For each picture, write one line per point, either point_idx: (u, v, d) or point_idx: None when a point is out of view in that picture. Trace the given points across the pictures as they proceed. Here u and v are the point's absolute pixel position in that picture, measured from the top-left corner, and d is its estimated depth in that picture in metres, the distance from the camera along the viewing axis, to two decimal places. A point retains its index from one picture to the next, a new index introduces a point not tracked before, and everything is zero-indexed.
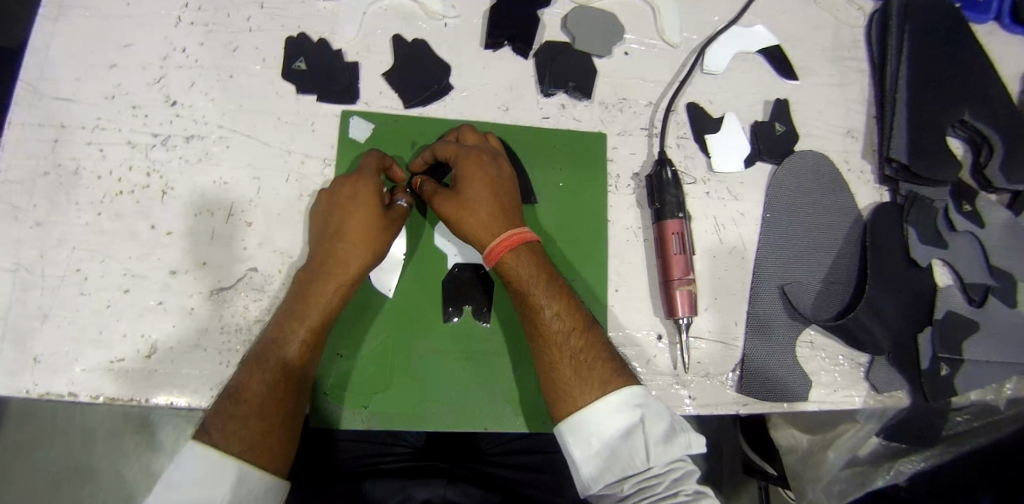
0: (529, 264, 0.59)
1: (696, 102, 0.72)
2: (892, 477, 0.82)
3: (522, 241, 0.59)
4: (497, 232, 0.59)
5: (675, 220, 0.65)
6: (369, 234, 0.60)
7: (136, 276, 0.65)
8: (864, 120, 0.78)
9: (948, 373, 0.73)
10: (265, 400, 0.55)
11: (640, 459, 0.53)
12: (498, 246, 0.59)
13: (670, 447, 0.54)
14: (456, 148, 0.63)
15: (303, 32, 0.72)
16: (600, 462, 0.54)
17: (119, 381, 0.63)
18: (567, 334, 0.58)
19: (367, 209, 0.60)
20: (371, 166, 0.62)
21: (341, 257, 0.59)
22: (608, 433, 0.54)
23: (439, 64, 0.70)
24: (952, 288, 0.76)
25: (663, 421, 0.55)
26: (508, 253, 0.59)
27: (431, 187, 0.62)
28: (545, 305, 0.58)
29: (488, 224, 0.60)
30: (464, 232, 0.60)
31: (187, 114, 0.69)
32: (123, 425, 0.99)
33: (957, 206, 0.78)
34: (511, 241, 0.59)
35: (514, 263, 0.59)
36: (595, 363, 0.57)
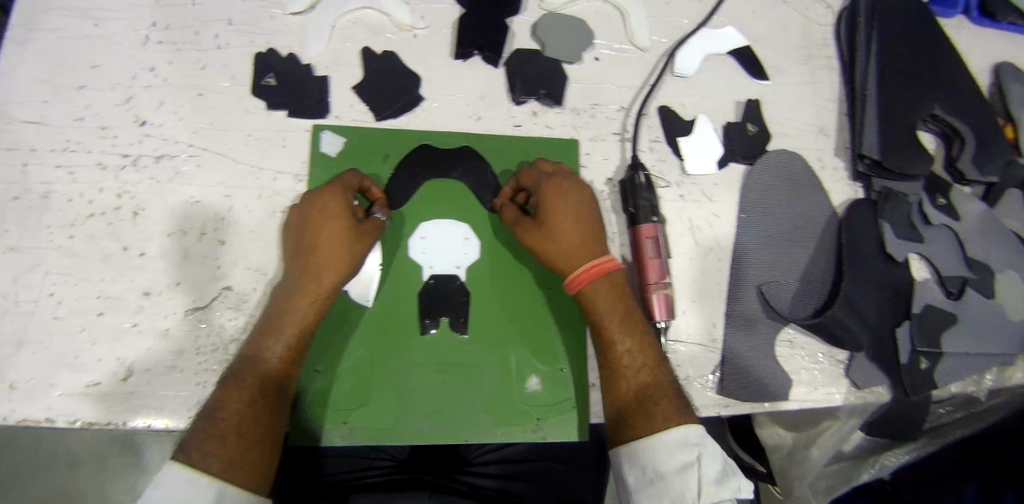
0: (609, 296, 0.61)
1: (667, 105, 0.73)
2: (877, 471, 0.84)
3: (606, 272, 0.61)
4: (582, 261, 0.61)
5: (649, 224, 0.65)
6: (343, 246, 0.59)
7: (110, 299, 0.64)
8: (836, 118, 0.79)
9: (927, 366, 0.73)
10: (245, 417, 0.54)
11: (692, 495, 0.54)
12: (584, 277, 0.60)
13: (722, 487, 0.55)
14: (538, 177, 0.64)
15: (271, 47, 0.71)
16: (651, 490, 0.56)
17: (96, 405, 0.62)
18: (638, 369, 0.60)
19: (337, 221, 0.60)
20: (349, 179, 0.63)
21: (316, 270, 0.59)
22: (664, 464, 0.55)
23: (408, 74, 0.70)
24: (929, 280, 0.77)
25: (718, 463, 0.56)
26: (592, 284, 0.60)
27: (515, 217, 0.63)
28: (620, 338, 0.61)
29: (574, 253, 0.61)
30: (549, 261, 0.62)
31: (157, 134, 0.69)
32: (107, 447, 0.98)
33: (931, 199, 0.79)
34: (594, 271, 0.60)
35: (597, 293, 0.61)
36: (661, 397, 0.59)
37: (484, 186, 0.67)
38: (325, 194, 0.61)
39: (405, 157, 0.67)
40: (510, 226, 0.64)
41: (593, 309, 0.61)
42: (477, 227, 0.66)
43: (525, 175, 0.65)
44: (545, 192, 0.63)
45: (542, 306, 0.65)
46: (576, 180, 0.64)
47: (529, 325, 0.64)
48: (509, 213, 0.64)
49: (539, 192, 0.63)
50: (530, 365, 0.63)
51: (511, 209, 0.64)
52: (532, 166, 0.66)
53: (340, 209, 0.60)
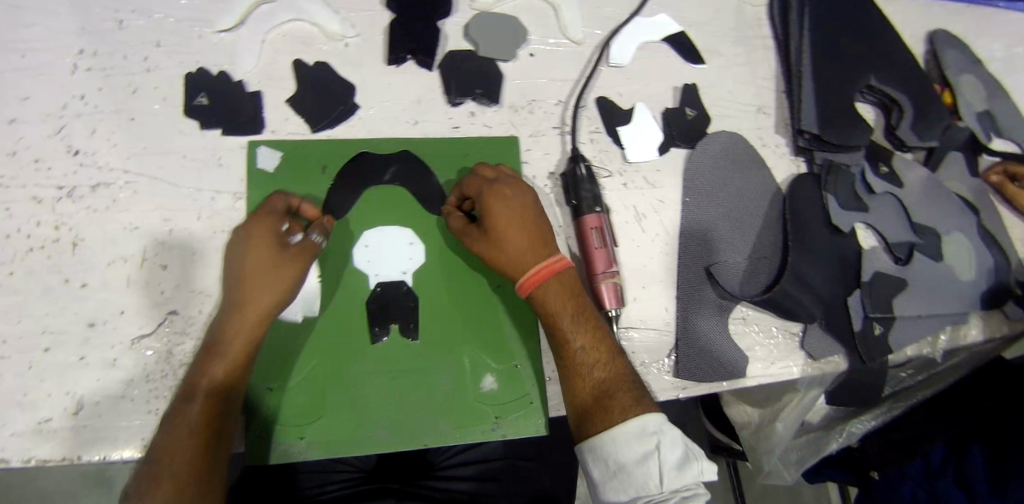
0: (560, 295, 0.60)
1: (605, 95, 0.73)
2: (844, 440, 0.85)
3: (555, 273, 0.60)
4: (529, 264, 0.60)
5: (593, 214, 0.65)
6: (278, 274, 0.59)
7: (55, 333, 0.62)
8: (774, 96, 0.80)
9: (881, 331, 0.74)
10: (189, 458, 0.53)
11: (654, 483, 0.55)
12: (535, 283, 0.59)
13: (682, 473, 0.56)
14: (479, 183, 0.63)
15: (202, 66, 0.70)
16: (614, 482, 0.57)
17: (49, 441, 0.59)
18: (593, 365, 0.60)
19: (262, 253, 0.59)
20: (275, 203, 0.62)
21: (252, 301, 0.58)
22: (625, 456, 0.56)
23: (342, 82, 0.70)
24: (878, 248, 0.77)
25: (678, 449, 0.57)
26: (540, 288, 0.60)
27: (464, 226, 0.62)
28: (574, 336, 0.60)
29: (522, 257, 0.60)
30: (498, 266, 0.61)
31: (91, 162, 0.67)
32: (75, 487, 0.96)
33: (873, 169, 0.80)
34: (543, 273, 0.59)
35: (549, 296, 0.60)
36: (618, 390, 0.59)
37: (426, 190, 0.67)
38: (252, 224, 0.60)
39: (345, 167, 0.67)
40: (460, 236, 0.63)
41: (546, 312, 0.60)
42: (422, 232, 0.66)
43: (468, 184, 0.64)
44: (490, 200, 0.62)
45: (493, 305, 0.65)
46: (517, 184, 0.63)
47: (481, 325, 0.64)
48: (456, 222, 0.63)
49: (482, 199, 0.62)
50: (485, 365, 0.63)
51: (457, 218, 0.63)
52: (472, 172, 0.65)
53: (265, 240, 0.59)
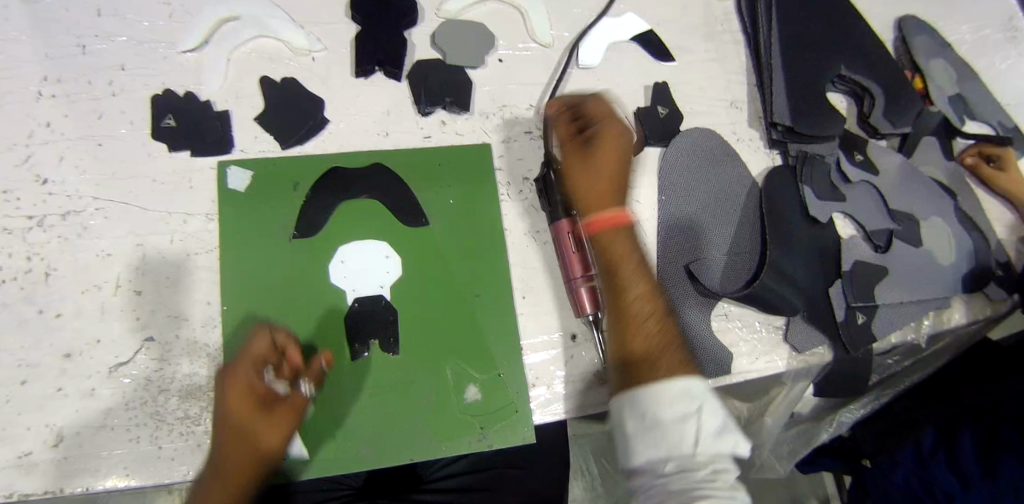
0: (624, 244, 0.58)
1: (576, 98, 0.73)
2: (835, 429, 0.87)
3: (625, 222, 0.58)
4: (606, 203, 0.58)
5: (569, 218, 0.64)
6: (269, 421, 0.53)
7: (31, 366, 0.61)
8: (746, 90, 0.80)
9: (864, 320, 0.75)
10: None
11: (688, 443, 0.48)
12: (604, 222, 0.57)
13: (722, 441, 0.49)
14: (607, 111, 0.62)
15: (168, 87, 0.70)
16: (644, 441, 0.49)
17: (31, 475, 0.58)
18: (646, 322, 0.55)
19: (245, 409, 0.52)
20: (259, 345, 0.55)
21: (241, 449, 0.52)
22: (664, 408, 0.49)
23: (311, 98, 0.69)
24: (856, 238, 0.78)
25: (721, 417, 0.50)
26: (604, 231, 0.58)
27: (569, 133, 0.62)
28: (632, 284, 0.56)
29: (603, 194, 0.59)
30: (577, 194, 0.60)
31: (60, 191, 0.66)
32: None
33: (848, 158, 0.81)
34: (616, 214, 0.57)
35: (613, 241, 0.58)
36: (663, 357, 0.53)
37: (399, 202, 0.66)
38: (234, 374, 0.53)
39: (316, 183, 0.66)
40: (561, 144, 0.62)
41: (604, 250, 0.58)
42: (398, 244, 0.65)
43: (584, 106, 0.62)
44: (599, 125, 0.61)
45: (473, 315, 0.64)
46: (626, 129, 0.61)
47: (462, 336, 0.63)
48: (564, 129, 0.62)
49: (596, 125, 0.61)
50: (467, 376, 0.62)
51: (564, 126, 0.62)
52: (602, 97, 0.63)
53: (250, 396, 0.53)
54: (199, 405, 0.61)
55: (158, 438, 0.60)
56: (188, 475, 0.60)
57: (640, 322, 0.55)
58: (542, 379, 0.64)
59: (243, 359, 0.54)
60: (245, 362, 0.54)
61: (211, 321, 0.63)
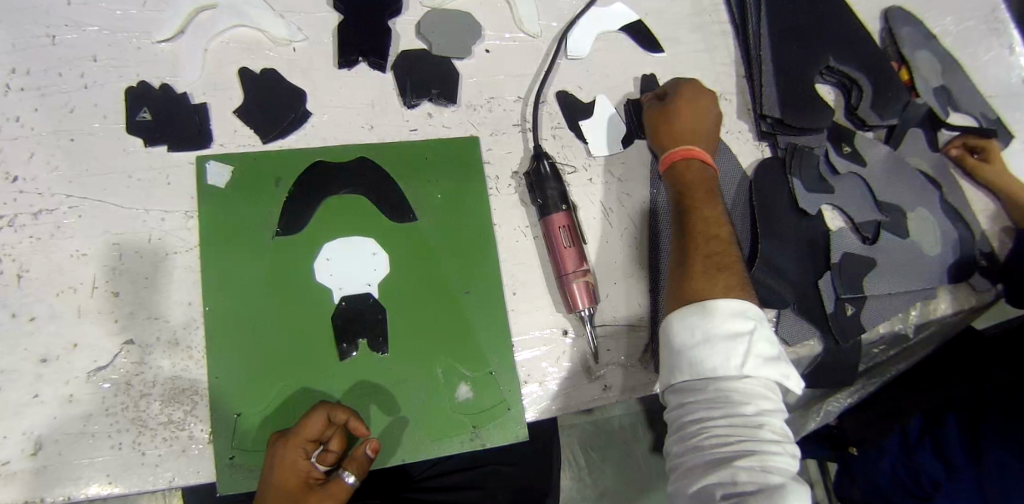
0: (697, 178, 0.66)
1: (565, 89, 0.72)
2: (824, 418, 0.90)
3: (698, 159, 0.66)
4: (680, 141, 0.67)
5: (560, 213, 0.64)
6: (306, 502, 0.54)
7: (5, 372, 0.58)
8: (735, 82, 0.79)
9: (853, 312, 0.75)
10: None
11: (737, 363, 0.53)
12: (678, 156, 0.66)
13: (768, 367, 0.54)
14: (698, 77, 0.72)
15: (142, 79, 0.67)
16: (693, 353, 0.55)
17: (8, 486, 0.56)
18: (712, 243, 0.62)
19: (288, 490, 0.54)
20: (313, 427, 0.55)
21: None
22: (717, 329, 0.55)
23: (293, 90, 0.67)
24: (845, 229, 0.78)
25: (770, 345, 0.55)
26: (680, 163, 0.66)
27: (653, 105, 0.70)
28: (702, 207, 0.64)
29: (680, 132, 0.67)
30: (659, 135, 0.69)
31: (32, 188, 0.63)
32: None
33: (836, 149, 0.81)
34: (688, 149, 0.66)
35: (687, 172, 0.66)
36: (726, 272, 0.59)
37: (386, 197, 0.65)
38: (288, 452, 0.54)
39: (300, 178, 0.65)
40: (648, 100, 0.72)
41: (678, 181, 0.66)
42: (385, 241, 0.64)
43: (682, 81, 0.70)
44: (686, 91, 0.69)
45: (463, 311, 0.63)
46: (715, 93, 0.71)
47: (452, 334, 0.62)
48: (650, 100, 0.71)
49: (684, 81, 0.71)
50: (457, 374, 0.61)
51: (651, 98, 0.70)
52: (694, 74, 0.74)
53: (295, 477, 0.54)
54: (183, 409, 0.59)
55: (141, 444, 0.58)
56: (174, 480, 0.58)
57: (703, 249, 0.61)
58: (533, 376, 0.63)
59: (296, 435, 0.54)
60: (297, 441, 0.54)
61: (193, 322, 0.61)
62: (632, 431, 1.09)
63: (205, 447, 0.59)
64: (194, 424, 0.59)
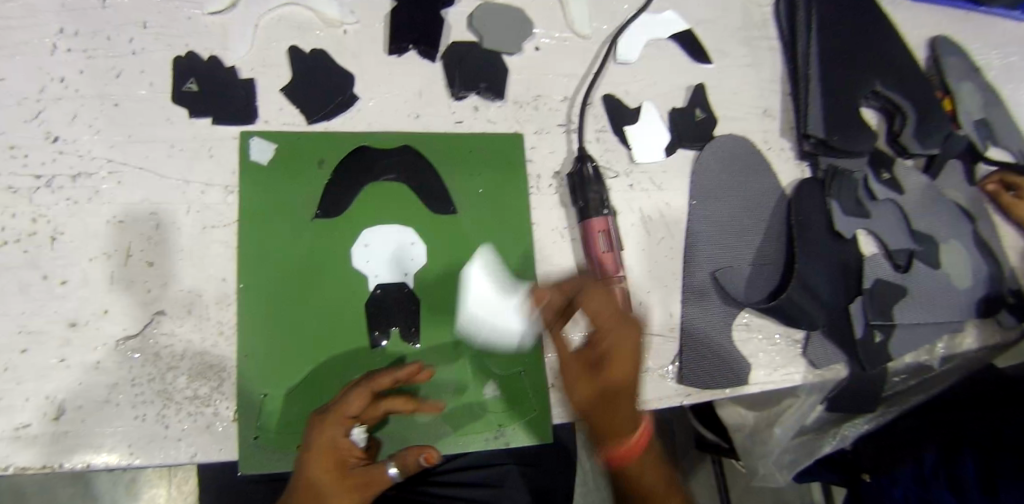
0: (649, 467, 0.59)
1: (612, 93, 0.72)
2: (838, 442, 0.86)
3: (641, 449, 0.58)
4: (630, 431, 0.57)
5: (600, 217, 0.63)
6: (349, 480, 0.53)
7: (33, 333, 0.58)
8: (780, 99, 0.79)
9: (881, 339, 0.74)
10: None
11: None
12: (626, 452, 0.57)
13: None
14: (608, 306, 0.57)
15: (191, 50, 0.67)
16: None
17: (26, 450, 0.55)
18: (658, 485, 0.58)
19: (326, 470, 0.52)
20: (351, 404, 0.53)
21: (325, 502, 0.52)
22: None
23: (342, 73, 0.67)
24: (878, 256, 0.77)
25: None
26: (628, 464, 0.57)
27: (569, 362, 0.58)
28: (648, 471, 0.59)
29: (611, 412, 0.56)
30: (596, 423, 0.57)
31: (72, 151, 0.63)
32: (56, 481, 1.02)
33: (876, 175, 0.80)
34: (636, 445, 0.57)
35: (639, 472, 0.57)
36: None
37: (427, 187, 0.64)
38: (327, 433, 0.53)
39: (342, 162, 0.64)
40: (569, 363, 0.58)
41: (631, 482, 0.58)
42: (424, 231, 0.63)
43: (605, 305, 0.57)
44: (610, 336, 0.56)
45: (496, 308, 0.62)
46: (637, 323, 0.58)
47: (484, 331, 0.62)
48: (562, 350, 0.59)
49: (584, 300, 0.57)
50: (487, 370, 0.61)
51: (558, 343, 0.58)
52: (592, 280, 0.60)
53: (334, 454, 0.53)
54: (210, 385, 0.59)
55: (166, 417, 0.57)
56: (195, 456, 0.57)
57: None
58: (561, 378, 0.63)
59: (333, 414, 0.53)
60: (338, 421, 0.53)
61: (226, 298, 0.61)
62: None
63: (229, 425, 0.58)
64: (220, 401, 0.58)
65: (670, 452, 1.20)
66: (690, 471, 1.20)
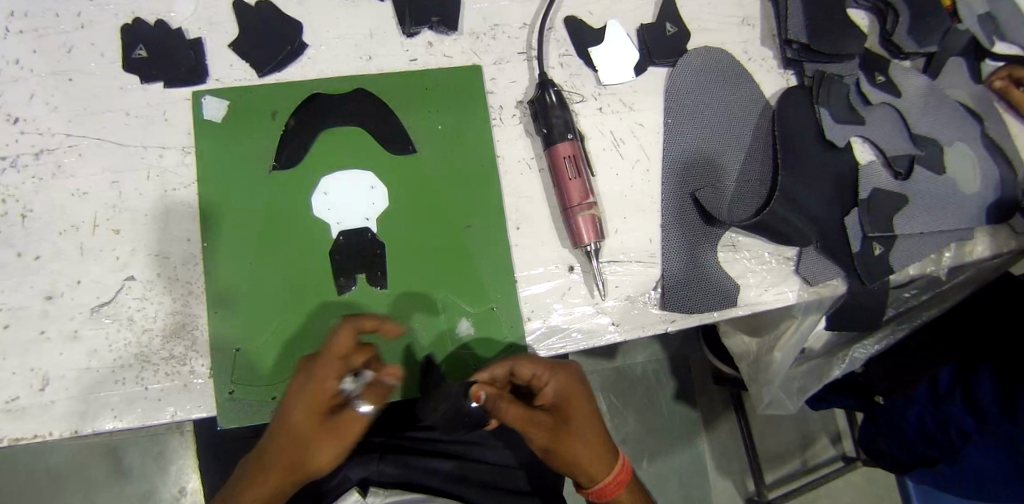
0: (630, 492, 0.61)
1: (575, 15, 0.68)
2: (849, 365, 0.79)
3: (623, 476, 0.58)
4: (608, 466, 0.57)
5: (565, 142, 0.60)
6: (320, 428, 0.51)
7: (13, 310, 0.59)
8: (760, 6, 0.73)
9: (881, 252, 0.70)
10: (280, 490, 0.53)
11: None
12: (615, 483, 0.57)
13: None
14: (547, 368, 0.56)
15: (138, 16, 0.64)
16: None
17: (18, 422, 0.57)
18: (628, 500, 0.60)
19: (306, 416, 0.51)
20: (343, 345, 0.51)
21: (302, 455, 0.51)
22: None
23: (288, 21, 0.64)
24: (876, 163, 0.72)
25: None
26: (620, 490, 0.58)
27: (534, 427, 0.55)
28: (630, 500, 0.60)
29: (598, 461, 0.57)
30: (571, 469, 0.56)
31: (32, 129, 0.62)
32: (88, 459, 1.05)
33: (868, 78, 0.74)
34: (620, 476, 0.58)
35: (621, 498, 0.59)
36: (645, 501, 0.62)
37: (386, 130, 0.63)
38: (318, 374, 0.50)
39: (296, 112, 0.63)
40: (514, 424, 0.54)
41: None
42: (384, 175, 0.62)
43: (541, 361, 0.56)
44: (556, 384, 0.56)
45: (464, 246, 0.61)
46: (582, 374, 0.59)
47: (454, 271, 0.61)
48: (513, 413, 0.53)
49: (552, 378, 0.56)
50: (459, 309, 0.60)
51: (517, 408, 0.53)
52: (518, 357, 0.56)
53: (324, 398, 0.51)
54: (184, 345, 0.59)
55: (144, 379, 0.58)
56: (177, 414, 0.58)
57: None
58: (537, 312, 0.61)
59: (324, 356, 0.50)
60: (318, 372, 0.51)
61: (193, 258, 0.61)
62: (656, 379, 1.17)
63: (206, 382, 0.59)
64: (195, 359, 0.59)
65: (686, 389, 1.18)
66: (713, 412, 1.17)
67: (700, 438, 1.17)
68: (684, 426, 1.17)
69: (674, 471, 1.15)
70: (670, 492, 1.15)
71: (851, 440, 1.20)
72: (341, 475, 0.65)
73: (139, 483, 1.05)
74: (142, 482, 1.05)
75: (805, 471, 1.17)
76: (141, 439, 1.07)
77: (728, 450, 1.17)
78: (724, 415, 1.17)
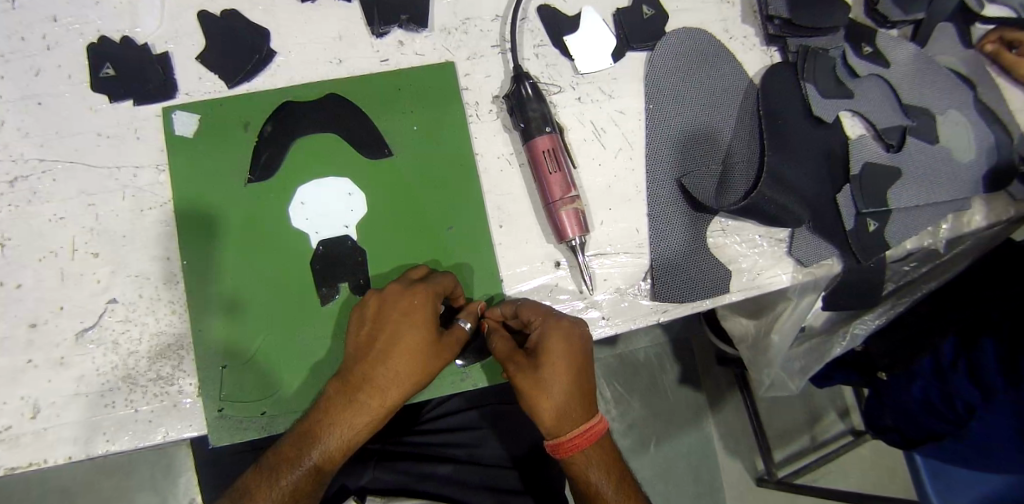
0: (601, 460, 0.55)
1: (549, 4, 0.66)
2: (849, 343, 0.77)
3: (593, 437, 0.54)
4: (572, 424, 0.53)
5: (544, 136, 0.59)
6: (420, 351, 0.53)
7: None
8: None
9: (876, 227, 0.68)
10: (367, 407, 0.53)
11: None
12: (578, 442, 0.53)
13: None
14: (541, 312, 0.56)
15: (102, 34, 0.63)
16: None
17: (9, 452, 0.56)
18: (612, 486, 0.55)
19: (422, 330, 0.53)
20: (447, 283, 0.56)
21: (389, 376, 0.53)
22: None
23: (254, 29, 0.63)
24: (866, 137, 0.70)
25: None
26: (580, 452, 0.54)
27: (517, 361, 0.54)
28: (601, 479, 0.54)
29: (565, 417, 0.53)
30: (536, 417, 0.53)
31: (5, 156, 0.61)
32: (95, 476, 1.05)
33: (855, 49, 0.72)
34: (583, 439, 0.53)
35: (580, 464, 0.54)
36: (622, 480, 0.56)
37: (360, 135, 0.61)
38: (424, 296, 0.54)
39: (268, 122, 0.62)
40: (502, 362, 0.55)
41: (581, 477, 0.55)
42: (361, 181, 0.61)
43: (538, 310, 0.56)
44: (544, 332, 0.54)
45: (447, 248, 0.60)
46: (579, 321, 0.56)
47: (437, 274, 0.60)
48: (498, 348, 0.55)
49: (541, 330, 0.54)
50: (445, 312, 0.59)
51: (505, 344, 0.55)
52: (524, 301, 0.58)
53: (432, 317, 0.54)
54: (171, 364, 0.58)
55: (133, 402, 0.57)
56: (168, 435, 0.57)
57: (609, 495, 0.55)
58: None
59: (428, 285, 0.55)
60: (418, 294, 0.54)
61: (174, 276, 0.60)
62: (659, 364, 1.17)
63: (195, 401, 0.58)
64: (183, 378, 0.58)
65: (690, 373, 1.17)
66: (718, 395, 1.16)
67: (707, 420, 1.16)
68: (689, 409, 1.16)
69: (683, 455, 1.15)
70: (680, 476, 1.14)
71: (859, 412, 1.20)
72: (338, 484, 0.65)
73: (150, 495, 1.05)
74: (151, 494, 1.05)
75: (814, 447, 1.17)
76: (149, 452, 1.07)
77: (736, 432, 1.16)
78: (729, 397, 1.16)
